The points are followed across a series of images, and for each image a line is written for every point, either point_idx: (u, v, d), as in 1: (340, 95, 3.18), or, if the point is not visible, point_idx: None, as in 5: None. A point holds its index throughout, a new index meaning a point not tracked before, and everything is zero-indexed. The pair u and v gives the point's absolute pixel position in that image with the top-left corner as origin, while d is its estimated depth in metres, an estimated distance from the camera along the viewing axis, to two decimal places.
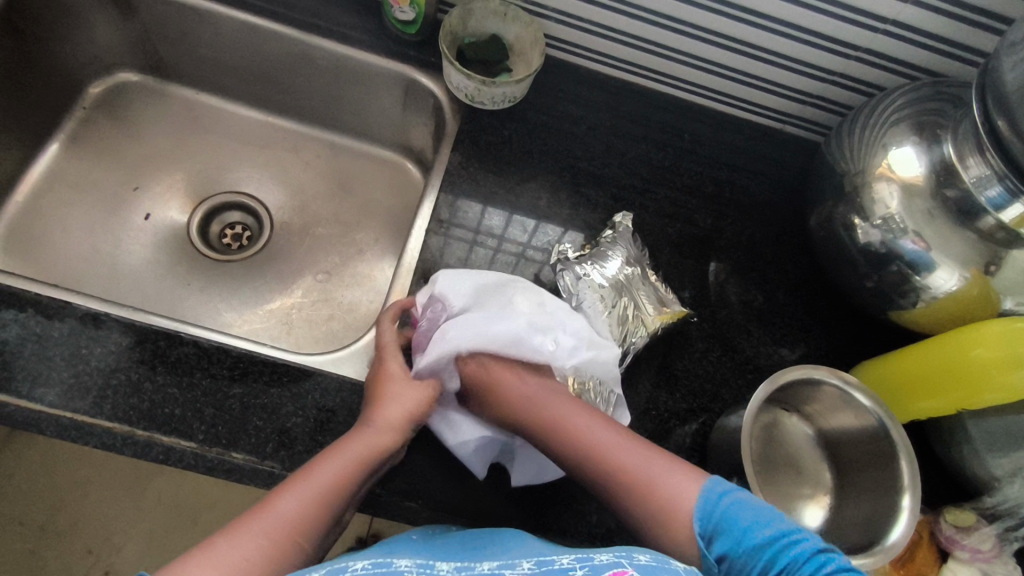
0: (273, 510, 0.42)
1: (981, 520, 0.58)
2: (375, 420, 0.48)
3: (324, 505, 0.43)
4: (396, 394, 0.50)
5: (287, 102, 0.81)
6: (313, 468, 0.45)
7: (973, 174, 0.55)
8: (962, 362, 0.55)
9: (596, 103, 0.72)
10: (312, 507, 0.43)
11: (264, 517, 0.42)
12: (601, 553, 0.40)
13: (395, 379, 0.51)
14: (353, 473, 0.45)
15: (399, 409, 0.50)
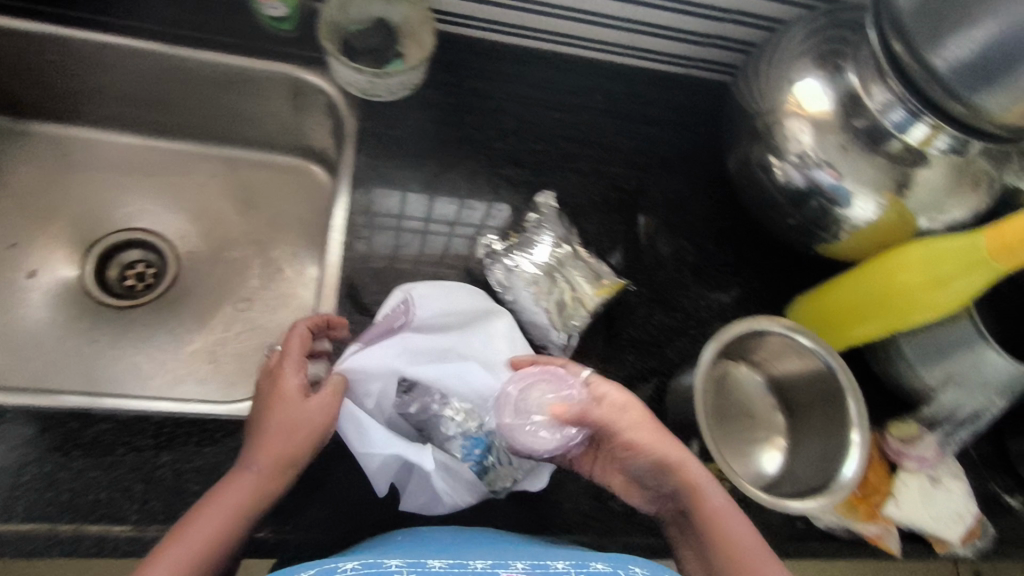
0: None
1: (923, 428, 0.61)
2: (253, 456, 0.45)
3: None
4: (279, 419, 0.46)
5: (165, 121, 0.73)
6: (187, 530, 0.40)
7: (878, 101, 0.55)
8: (888, 285, 0.56)
9: (499, 74, 0.68)
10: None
11: None
12: (598, 560, 0.37)
13: (283, 399, 0.46)
14: (237, 525, 0.42)
15: (286, 438, 0.45)
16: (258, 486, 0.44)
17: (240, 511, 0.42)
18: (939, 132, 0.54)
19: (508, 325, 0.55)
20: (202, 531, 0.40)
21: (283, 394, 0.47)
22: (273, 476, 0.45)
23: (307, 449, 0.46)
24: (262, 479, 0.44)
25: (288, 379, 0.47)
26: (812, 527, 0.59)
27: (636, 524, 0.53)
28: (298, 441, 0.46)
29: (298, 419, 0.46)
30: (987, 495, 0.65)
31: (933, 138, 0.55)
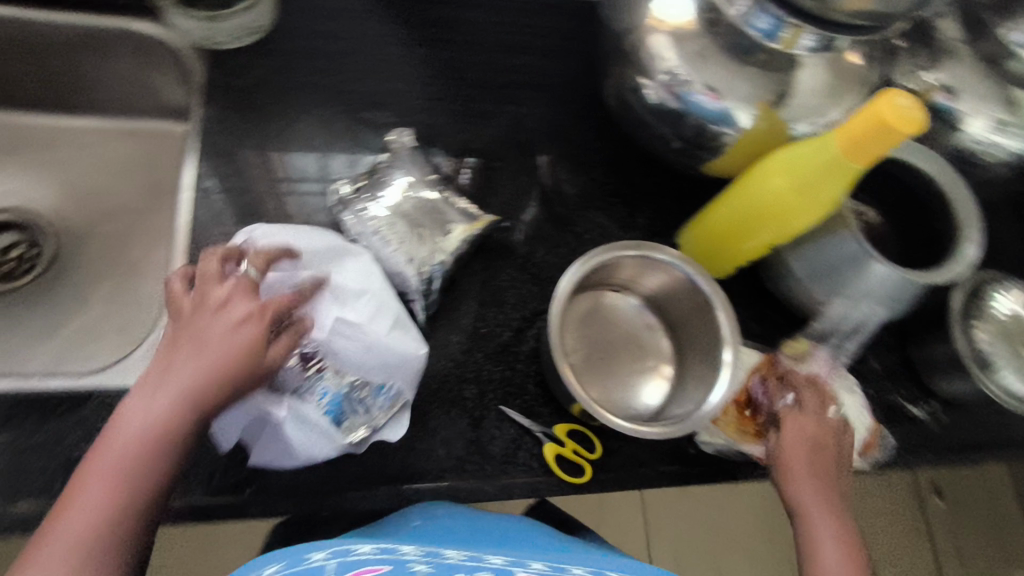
0: (74, 509, 0.38)
1: (814, 344, 0.60)
2: (173, 383, 0.41)
3: (118, 515, 0.38)
4: (205, 357, 0.42)
5: (16, 94, 0.69)
6: (99, 468, 0.39)
7: (739, 8, 0.51)
8: (762, 196, 0.54)
9: (359, 12, 0.64)
10: (109, 513, 0.38)
11: (53, 530, 0.37)
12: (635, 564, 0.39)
13: (217, 330, 0.42)
14: (156, 452, 0.39)
15: (206, 360, 0.41)
16: (175, 414, 0.40)
17: (155, 438, 0.40)
18: (803, 30, 0.50)
19: (361, 267, 0.53)
20: (118, 453, 0.39)
21: (223, 330, 0.42)
22: (191, 411, 0.41)
23: (234, 390, 0.42)
24: (178, 411, 0.40)
25: (225, 317, 0.43)
26: (702, 454, 0.57)
27: (516, 464, 0.53)
28: (224, 385, 0.42)
29: (236, 366, 0.42)
30: (891, 406, 0.64)
31: (798, 38, 0.51)
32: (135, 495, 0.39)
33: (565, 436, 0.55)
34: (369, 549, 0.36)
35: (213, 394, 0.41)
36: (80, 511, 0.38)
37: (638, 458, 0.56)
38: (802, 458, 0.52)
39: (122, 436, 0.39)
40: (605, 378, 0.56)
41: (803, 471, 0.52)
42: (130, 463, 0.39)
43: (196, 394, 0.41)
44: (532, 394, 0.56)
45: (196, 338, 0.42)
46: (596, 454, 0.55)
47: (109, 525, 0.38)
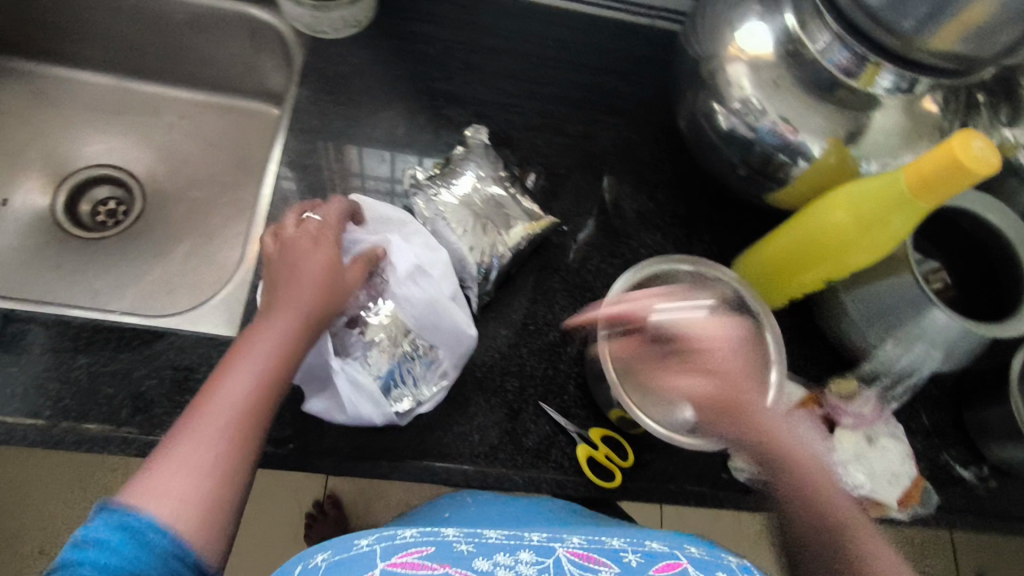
0: (215, 402, 0.42)
1: (861, 385, 0.60)
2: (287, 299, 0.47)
3: (260, 402, 0.43)
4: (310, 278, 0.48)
5: (133, 62, 0.75)
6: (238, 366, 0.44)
7: (819, 43, 0.53)
8: (822, 229, 0.54)
9: (452, 16, 0.68)
10: (252, 398, 0.42)
11: (205, 413, 0.41)
12: (653, 541, 0.45)
13: (316, 258, 0.49)
14: (282, 356, 0.45)
15: (316, 283, 0.48)
16: (298, 328, 0.46)
17: (285, 344, 0.45)
18: (881, 69, 0.51)
19: (427, 246, 0.55)
20: (248, 359, 0.44)
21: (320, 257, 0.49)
22: (305, 321, 0.47)
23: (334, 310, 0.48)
24: (295, 324, 0.46)
25: (319, 254, 0.49)
26: (734, 479, 0.57)
27: (546, 460, 0.54)
28: (326, 302, 0.48)
29: (333, 287, 0.49)
30: (937, 463, 0.62)
31: (876, 76, 0.52)
32: (267, 389, 0.43)
33: (599, 440, 0.55)
34: (412, 533, 0.45)
35: (323, 310, 0.47)
36: (220, 403, 0.42)
37: (668, 475, 0.56)
38: (735, 358, 0.53)
39: (256, 342, 0.45)
40: None
41: (723, 368, 0.53)
42: (261, 363, 0.44)
43: (310, 306, 0.47)
44: (571, 395, 0.57)
45: (299, 265, 0.48)
46: (628, 462, 0.55)
47: (244, 416, 0.42)
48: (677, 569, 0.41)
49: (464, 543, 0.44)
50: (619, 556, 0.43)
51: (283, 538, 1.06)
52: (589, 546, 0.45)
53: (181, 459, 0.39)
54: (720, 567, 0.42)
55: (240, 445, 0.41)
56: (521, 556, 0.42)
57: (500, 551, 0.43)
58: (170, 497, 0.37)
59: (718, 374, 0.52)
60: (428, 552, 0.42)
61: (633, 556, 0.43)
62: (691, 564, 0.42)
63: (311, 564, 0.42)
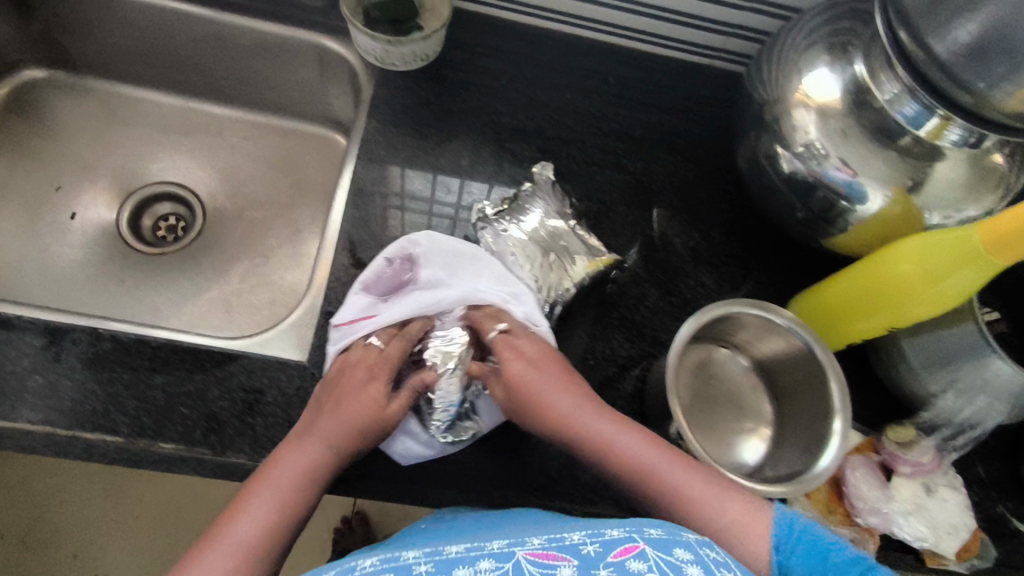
0: (234, 534, 0.43)
1: (920, 433, 0.59)
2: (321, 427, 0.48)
3: (280, 529, 0.44)
4: (352, 411, 0.49)
5: (201, 84, 0.78)
6: (263, 490, 0.45)
7: (887, 91, 0.53)
8: (888, 278, 0.54)
9: (516, 53, 0.70)
10: (272, 523, 0.44)
11: (225, 535, 0.43)
12: (612, 530, 0.39)
13: (352, 390, 0.50)
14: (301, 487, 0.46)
15: (356, 409, 0.49)
16: (325, 455, 0.47)
17: (314, 473, 0.46)
18: (951, 123, 0.51)
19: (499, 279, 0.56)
20: (271, 492, 0.45)
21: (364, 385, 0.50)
22: (335, 454, 0.48)
23: (367, 439, 0.49)
24: (324, 451, 0.47)
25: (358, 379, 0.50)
26: None
27: (605, 497, 0.54)
28: (360, 436, 0.48)
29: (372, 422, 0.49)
30: (994, 516, 0.61)
31: (944, 130, 0.52)
32: (282, 525, 0.44)
33: None
34: (374, 561, 0.40)
35: (352, 440, 0.48)
36: (237, 537, 0.42)
37: None
38: (545, 377, 0.51)
39: (283, 466, 0.46)
40: (702, 429, 0.56)
41: (542, 392, 0.50)
42: (281, 496, 0.45)
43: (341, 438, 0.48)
44: None
45: (346, 393, 0.50)
46: None
47: (256, 552, 0.42)
48: (635, 552, 0.36)
49: (425, 564, 0.38)
50: (579, 551, 0.37)
51: (312, 554, 1.07)
52: (550, 544, 0.39)
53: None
54: (679, 542, 0.39)
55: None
56: (481, 565, 0.36)
57: (459, 564, 0.37)
58: None
59: (535, 402, 0.50)
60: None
61: (592, 547, 0.38)
62: (648, 544, 0.37)
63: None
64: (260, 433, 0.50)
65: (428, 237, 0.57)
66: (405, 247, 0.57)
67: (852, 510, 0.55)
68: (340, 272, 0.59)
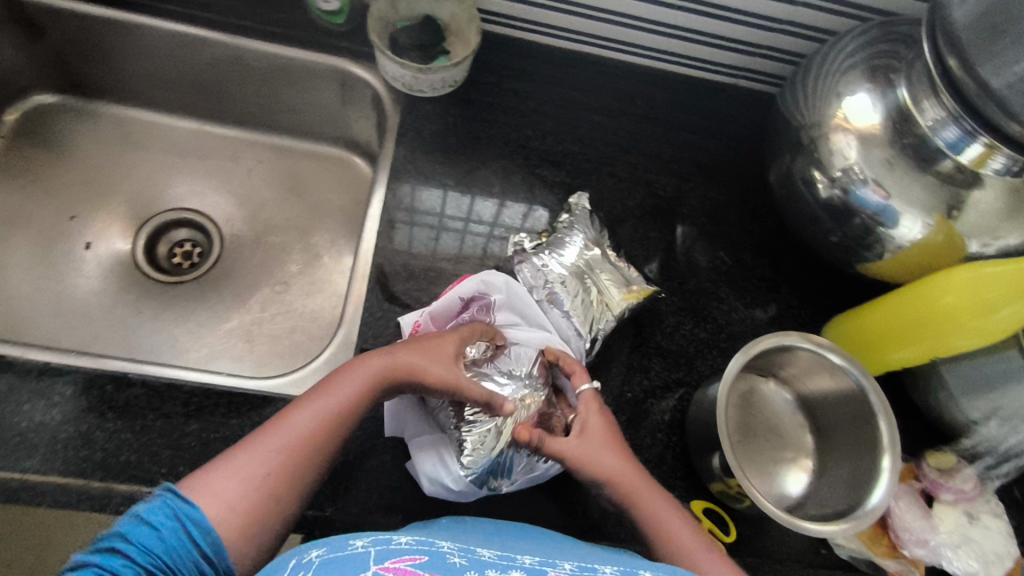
0: (288, 432, 0.43)
1: (961, 460, 0.58)
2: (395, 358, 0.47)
3: (329, 440, 0.44)
4: (428, 357, 0.48)
5: (218, 108, 0.76)
6: (322, 397, 0.45)
7: (930, 117, 0.53)
8: (932, 307, 0.53)
9: (544, 76, 0.70)
10: (324, 429, 0.44)
11: (277, 434, 0.43)
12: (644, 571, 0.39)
13: (430, 339, 0.50)
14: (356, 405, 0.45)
15: (424, 356, 0.48)
16: (388, 375, 0.47)
17: (372, 390, 0.46)
18: (995, 152, 0.51)
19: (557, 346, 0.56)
20: (329, 404, 0.45)
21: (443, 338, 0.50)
22: (394, 379, 0.47)
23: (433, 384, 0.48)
24: (386, 370, 0.47)
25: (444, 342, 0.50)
26: (836, 555, 0.56)
27: None
28: (420, 376, 0.47)
29: (446, 376, 0.48)
30: None
31: (988, 158, 0.52)
32: (330, 436, 0.44)
33: (701, 513, 0.55)
34: (408, 540, 0.38)
35: (414, 373, 0.47)
36: (286, 435, 0.43)
37: (769, 551, 0.55)
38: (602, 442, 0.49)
39: (347, 377, 0.46)
40: (746, 462, 0.55)
41: (593, 457, 0.48)
42: (337, 407, 0.45)
43: (408, 376, 0.47)
44: (670, 465, 0.57)
45: (426, 341, 0.49)
46: (730, 537, 0.55)
47: (304, 454, 0.43)
48: None
49: (459, 557, 0.37)
50: None
51: None
52: None
53: (230, 472, 0.41)
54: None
55: (281, 480, 0.42)
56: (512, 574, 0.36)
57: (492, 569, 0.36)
58: (216, 500, 0.39)
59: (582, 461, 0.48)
60: (422, 560, 0.35)
61: None
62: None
63: (303, 559, 0.35)
64: None
65: (505, 282, 0.57)
66: (480, 288, 0.56)
67: (897, 541, 0.55)
68: (373, 306, 0.58)
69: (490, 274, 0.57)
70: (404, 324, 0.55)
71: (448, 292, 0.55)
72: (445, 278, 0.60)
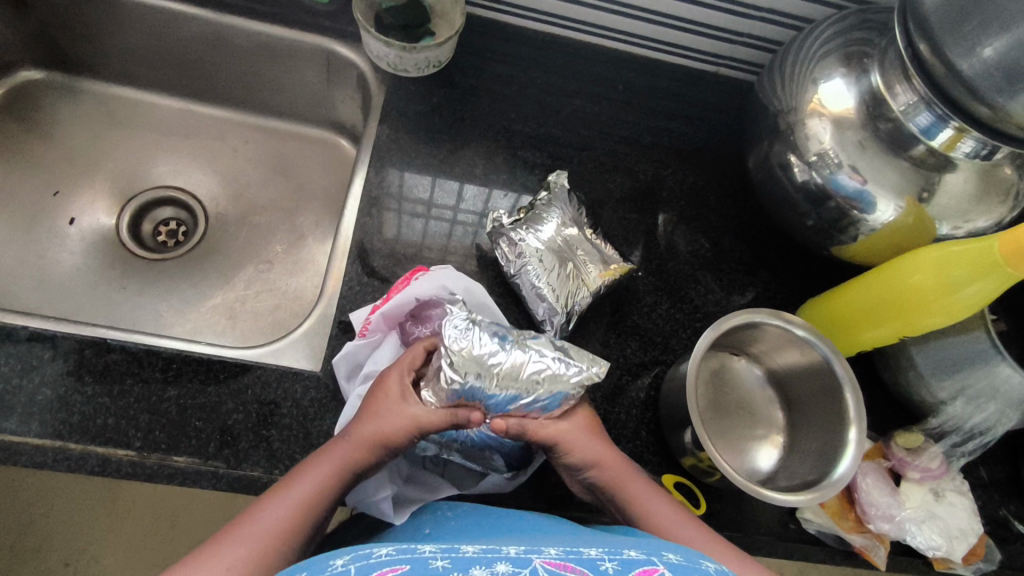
0: (256, 527, 0.41)
1: (928, 440, 0.60)
2: (352, 432, 0.46)
3: (300, 527, 0.42)
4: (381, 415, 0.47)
5: (205, 87, 0.77)
6: (287, 489, 0.44)
7: (902, 102, 0.54)
8: (901, 287, 0.54)
9: (527, 61, 0.71)
10: (293, 516, 0.42)
11: (246, 528, 0.41)
12: (630, 548, 0.37)
13: (386, 399, 0.48)
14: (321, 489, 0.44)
15: (384, 423, 0.47)
16: (356, 453, 0.46)
17: (338, 471, 0.45)
18: (965, 135, 0.52)
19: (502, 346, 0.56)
20: (293, 492, 0.44)
21: (384, 389, 0.48)
22: (358, 455, 0.46)
23: (399, 438, 0.47)
24: (354, 450, 0.46)
25: (392, 391, 0.48)
26: (804, 530, 0.57)
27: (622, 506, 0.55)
28: (383, 443, 0.46)
29: (404, 422, 0.47)
30: (996, 518, 0.62)
31: (958, 141, 0.53)
32: (302, 524, 0.43)
33: (671, 486, 0.56)
34: (388, 550, 0.35)
35: (377, 441, 0.46)
36: (258, 527, 0.41)
37: (741, 525, 0.56)
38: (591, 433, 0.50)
39: (311, 464, 0.45)
40: (715, 436, 0.57)
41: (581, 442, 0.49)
42: (304, 493, 0.44)
43: (368, 443, 0.46)
44: (644, 440, 0.58)
45: (375, 399, 0.48)
46: (701, 510, 0.56)
47: (276, 543, 0.41)
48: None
49: (440, 560, 0.34)
50: (597, 565, 0.34)
51: None
52: (566, 556, 0.35)
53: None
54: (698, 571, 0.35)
55: (262, 574, 0.40)
56: (498, 567, 0.33)
57: (476, 564, 0.33)
58: None
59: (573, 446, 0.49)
60: (403, 570, 0.32)
61: (611, 564, 0.34)
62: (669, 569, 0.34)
63: None
64: (276, 445, 0.50)
65: (464, 288, 0.56)
66: (438, 293, 0.56)
67: (863, 515, 0.56)
68: (353, 280, 0.59)
69: (449, 279, 0.56)
70: (353, 319, 0.55)
71: (405, 291, 0.54)
72: (425, 256, 0.61)
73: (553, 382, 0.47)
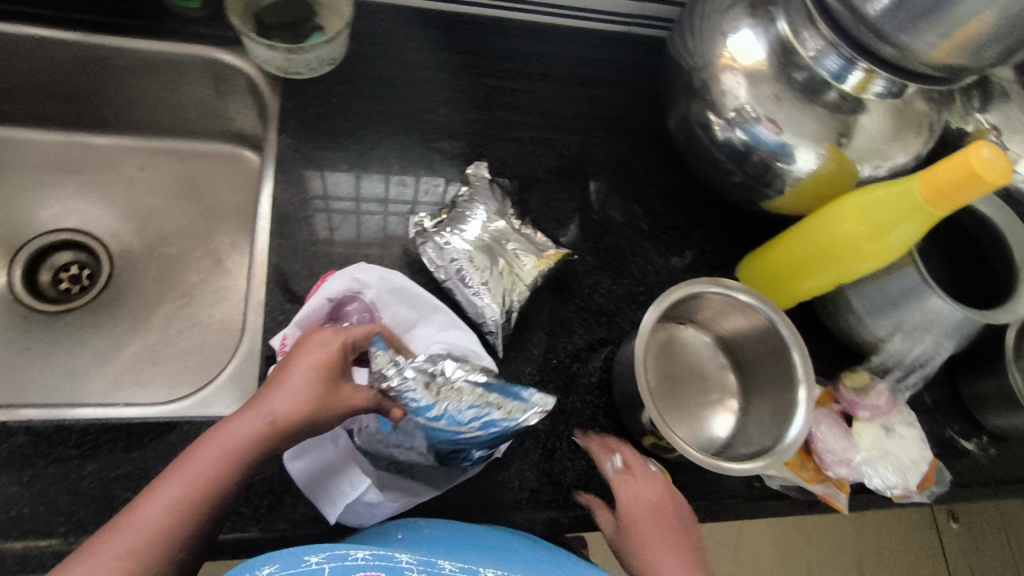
0: (144, 517, 0.37)
1: (874, 377, 0.61)
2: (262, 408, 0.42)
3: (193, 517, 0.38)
4: (294, 393, 0.42)
5: (81, 115, 0.69)
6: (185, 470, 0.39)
7: (811, 48, 0.53)
8: (830, 237, 0.55)
9: (430, 43, 0.67)
10: (187, 504, 0.38)
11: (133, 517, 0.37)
12: None
13: (301, 372, 0.43)
14: (224, 470, 0.39)
15: (296, 400, 0.42)
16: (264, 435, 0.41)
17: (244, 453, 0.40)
18: (875, 76, 0.52)
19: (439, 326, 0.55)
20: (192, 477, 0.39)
21: (313, 364, 0.44)
22: (267, 436, 0.41)
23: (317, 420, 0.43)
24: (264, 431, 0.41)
25: (308, 366, 0.44)
26: (768, 486, 0.58)
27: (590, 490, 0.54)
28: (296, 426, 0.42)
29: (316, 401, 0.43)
30: (944, 440, 0.65)
31: (869, 83, 0.53)
32: (196, 511, 0.38)
33: None
34: (367, 553, 0.33)
35: (290, 423, 0.42)
36: (148, 516, 0.37)
37: (706, 492, 0.57)
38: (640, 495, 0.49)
39: (214, 443, 0.40)
40: (668, 411, 0.56)
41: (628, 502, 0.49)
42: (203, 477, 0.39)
43: (277, 425, 0.41)
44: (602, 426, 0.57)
45: (290, 371, 0.44)
46: None
47: (165, 535, 0.37)
48: None
49: None
50: None
51: None
52: None
53: None
54: None
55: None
56: None
57: None
58: None
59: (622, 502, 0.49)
60: None
61: None
62: None
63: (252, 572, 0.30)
64: None
65: (379, 278, 0.55)
66: (351, 287, 0.54)
67: (822, 464, 0.57)
68: (275, 309, 0.55)
69: (362, 271, 0.55)
70: (274, 343, 0.52)
71: (317, 294, 0.53)
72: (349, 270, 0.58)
73: (506, 409, 0.45)
